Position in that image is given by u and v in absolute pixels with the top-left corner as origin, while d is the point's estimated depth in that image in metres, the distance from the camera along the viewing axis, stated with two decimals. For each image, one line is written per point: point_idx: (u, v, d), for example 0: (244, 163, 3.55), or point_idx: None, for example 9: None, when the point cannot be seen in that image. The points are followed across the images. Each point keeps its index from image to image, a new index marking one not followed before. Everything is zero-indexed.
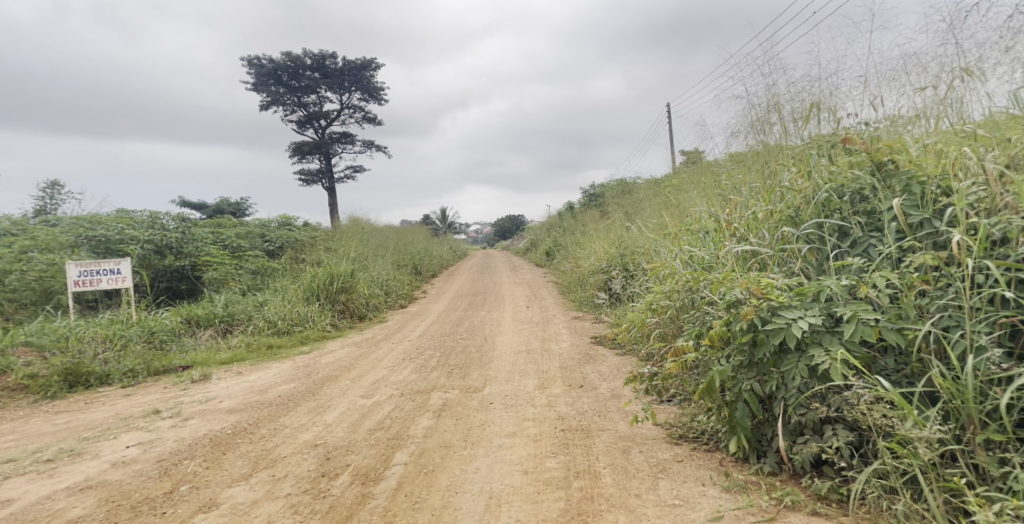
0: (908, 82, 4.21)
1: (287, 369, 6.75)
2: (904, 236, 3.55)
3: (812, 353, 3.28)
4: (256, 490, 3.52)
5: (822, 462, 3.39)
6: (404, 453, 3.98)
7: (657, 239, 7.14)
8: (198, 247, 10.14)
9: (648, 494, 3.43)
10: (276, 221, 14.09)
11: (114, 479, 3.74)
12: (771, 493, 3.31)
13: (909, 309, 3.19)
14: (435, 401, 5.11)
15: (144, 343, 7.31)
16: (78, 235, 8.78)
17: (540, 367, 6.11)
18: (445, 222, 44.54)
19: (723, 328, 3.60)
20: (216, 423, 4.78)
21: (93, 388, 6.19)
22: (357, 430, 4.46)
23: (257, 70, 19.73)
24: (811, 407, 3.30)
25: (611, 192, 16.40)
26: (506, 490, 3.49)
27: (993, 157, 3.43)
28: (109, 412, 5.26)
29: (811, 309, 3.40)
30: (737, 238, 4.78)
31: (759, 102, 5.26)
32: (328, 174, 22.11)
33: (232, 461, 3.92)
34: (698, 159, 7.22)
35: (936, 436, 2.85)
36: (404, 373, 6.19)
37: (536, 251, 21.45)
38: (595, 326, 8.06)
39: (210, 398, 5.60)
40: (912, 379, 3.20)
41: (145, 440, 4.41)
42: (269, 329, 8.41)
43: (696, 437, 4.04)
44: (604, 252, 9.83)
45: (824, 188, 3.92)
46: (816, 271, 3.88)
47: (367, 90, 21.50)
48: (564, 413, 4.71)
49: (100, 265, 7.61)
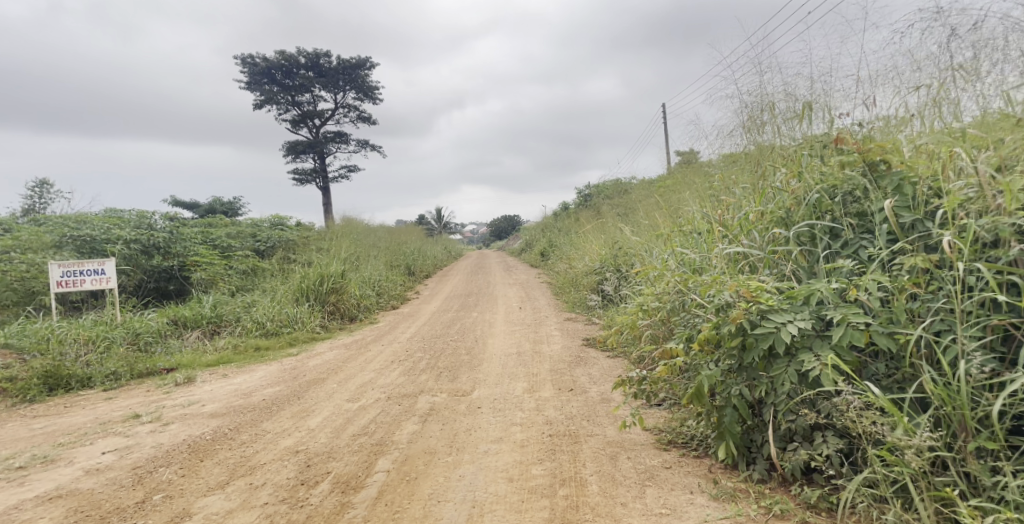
0: (902, 81, 4.13)
1: (274, 372, 6.65)
2: (895, 238, 3.48)
3: (802, 358, 3.21)
4: (232, 499, 3.43)
5: (812, 470, 3.31)
6: (387, 460, 3.89)
7: (650, 240, 7.06)
8: (187, 247, 10.01)
9: (634, 503, 3.34)
10: (268, 220, 13.97)
11: (86, 487, 3.64)
12: (760, 501, 3.23)
13: (900, 313, 3.10)
14: (422, 405, 5.02)
15: (129, 345, 7.19)
16: (63, 235, 8.66)
17: (530, 370, 6.02)
18: (441, 222, 44.44)
19: (712, 332, 3.53)
20: (196, 428, 4.68)
21: (73, 391, 6.08)
22: (340, 435, 4.37)
23: (250, 69, 19.58)
24: (801, 413, 3.22)
25: (606, 192, 16.32)
26: (489, 499, 3.40)
27: (985, 158, 3.35)
28: (88, 416, 5.16)
29: (801, 312, 3.32)
30: (729, 240, 4.71)
31: (753, 100, 5.19)
32: (321, 173, 21.97)
33: (210, 468, 3.82)
34: (692, 160, 7.15)
35: (926, 443, 2.77)
36: (392, 376, 6.10)
37: (530, 252, 21.37)
38: (587, 328, 7.98)
39: (193, 401, 5.50)
40: (903, 384, 3.12)
41: (122, 446, 4.31)
42: (257, 331, 8.31)
43: (685, 443, 3.96)
44: (597, 252, 9.76)
45: (816, 189, 3.85)
46: (807, 274, 3.80)
47: (361, 90, 21.38)
48: (552, 418, 4.63)
49: (84, 265, 7.49)
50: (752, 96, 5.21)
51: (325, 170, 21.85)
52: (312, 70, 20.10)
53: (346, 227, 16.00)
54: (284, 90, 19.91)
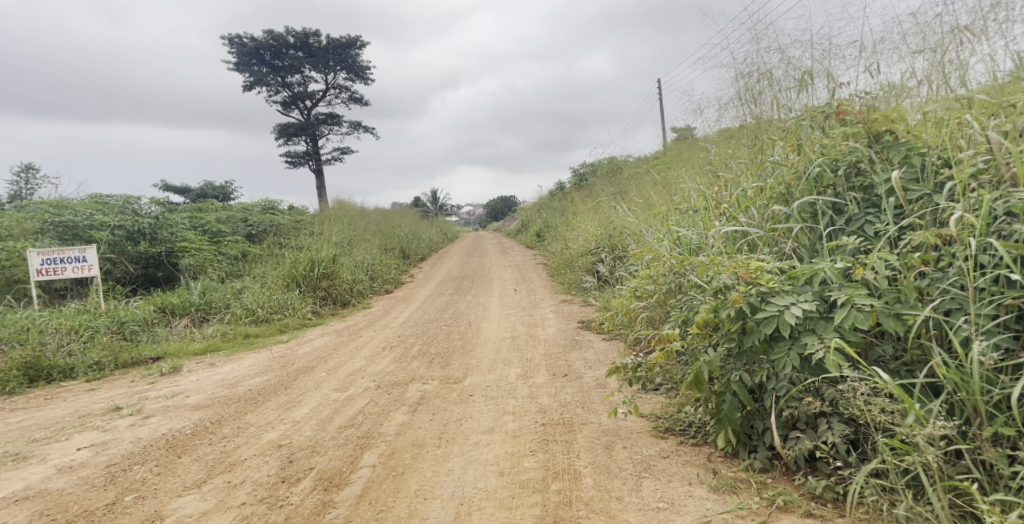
0: (907, 45, 3.91)
1: (263, 360, 6.48)
2: (903, 213, 3.29)
3: (805, 341, 3.04)
4: (208, 499, 3.28)
5: (816, 458, 3.16)
6: (373, 454, 3.74)
7: (645, 219, 6.86)
8: (174, 233, 9.80)
9: (630, 497, 3.19)
10: (258, 204, 13.73)
11: (57, 487, 3.48)
12: (762, 493, 3.07)
13: (909, 293, 2.92)
14: (412, 394, 4.86)
15: (113, 334, 7.00)
16: (44, 221, 8.44)
17: (524, 355, 5.86)
18: (437, 205, 44.13)
19: (710, 315, 3.36)
20: (178, 421, 4.52)
21: (54, 382, 5.91)
22: (326, 428, 4.21)
23: (238, 49, 19.14)
24: (804, 400, 3.06)
25: (600, 170, 16.10)
26: (478, 495, 3.25)
27: (996, 125, 3.16)
28: (68, 409, 4.99)
29: (804, 294, 3.16)
30: (726, 218, 4.51)
31: (749, 71, 4.96)
32: (314, 156, 21.64)
33: (187, 465, 3.66)
34: (687, 136, 6.94)
35: (941, 432, 2.59)
36: (383, 362, 5.94)
37: (526, 232, 21.19)
38: (583, 310, 7.82)
39: (177, 393, 5.33)
40: (911, 368, 2.95)
41: (99, 442, 4.15)
42: (247, 317, 8.12)
43: (682, 430, 3.82)
44: (592, 233, 9.57)
45: (816, 162, 3.66)
46: (809, 252, 3.61)
47: (352, 70, 21.00)
48: (546, 405, 4.47)
49: (64, 253, 7.26)
50: (748, 67, 4.98)
51: (317, 152, 21.51)
52: (301, 50, 19.72)
53: (338, 211, 15.76)
54: (274, 71, 19.53)
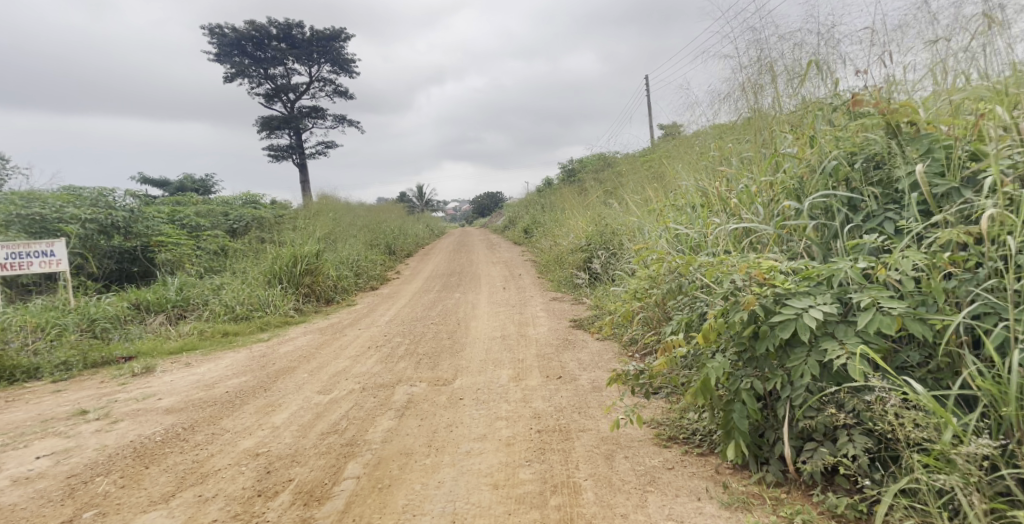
0: (921, 34, 3.69)
1: (241, 360, 6.18)
2: (928, 210, 3.08)
3: (824, 346, 2.81)
4: (175, 517, 3.01)
5: (834, 472, 2.95)
6: (358, 464, 3.48)
7: (640, 217, 6.66)
8: (150, 226, 9.42)
9: (636, 515, 2.97)
10: (239, 198, 13.37)
11: (8, 502, 3.19)
12: (777, 511, 2.87)
13: (937, 296, 2.73)
14: (399, 397, 4.60)
15: (82, 332, 6.66)
16: (10, 212, 8.04)
17: (516, 355, 5.62)
18: (423, 201, 43.73)
19: (718, 319, 3.12)
20: (148, 426, 4.23)
21: (17, 383, 5.58)
22: (307, 435, 3.94)
23: (219, 40, 18.63)
24: (823, 410, 2.83)
25: (589, 166, 15.93)
26: (471, 512, 3.01)
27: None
28: (31, 412, 4.67)
29: (821, 296, 2.93)
30: (729, 214, 4.32)
31: (750, 63, 4.73)
32: (298, 150, 21.20)
33: (155, 477, 3.39)
34: (681, 130, 6.73)
35: (983, 451, 2.40)
36: (368, 363, 5.67)
37: (514, 229, 20.98)
38: (574, 308, 7.62)
39: (148, 395, 5.02)
40: (939, 377, 2.74)
41: (60, 449, 3.85)
42: (226, 315, 7.78)
43: (687, 438, 3.60)
44: (583, 229, 9.37)
45: (831, 155, 3.43)
46: (822, 251, 3.39)
47: (336, 62, 20.60)
48: (541, 410, 4.24)
49: (30, 246, 6.89)
50: (748, 57, 4.75)
51: (301, 146, 21.10)
52: (285, 42, 19.28)
53: (323, 206, 15.43)
54: (256, 63, 19.07)
